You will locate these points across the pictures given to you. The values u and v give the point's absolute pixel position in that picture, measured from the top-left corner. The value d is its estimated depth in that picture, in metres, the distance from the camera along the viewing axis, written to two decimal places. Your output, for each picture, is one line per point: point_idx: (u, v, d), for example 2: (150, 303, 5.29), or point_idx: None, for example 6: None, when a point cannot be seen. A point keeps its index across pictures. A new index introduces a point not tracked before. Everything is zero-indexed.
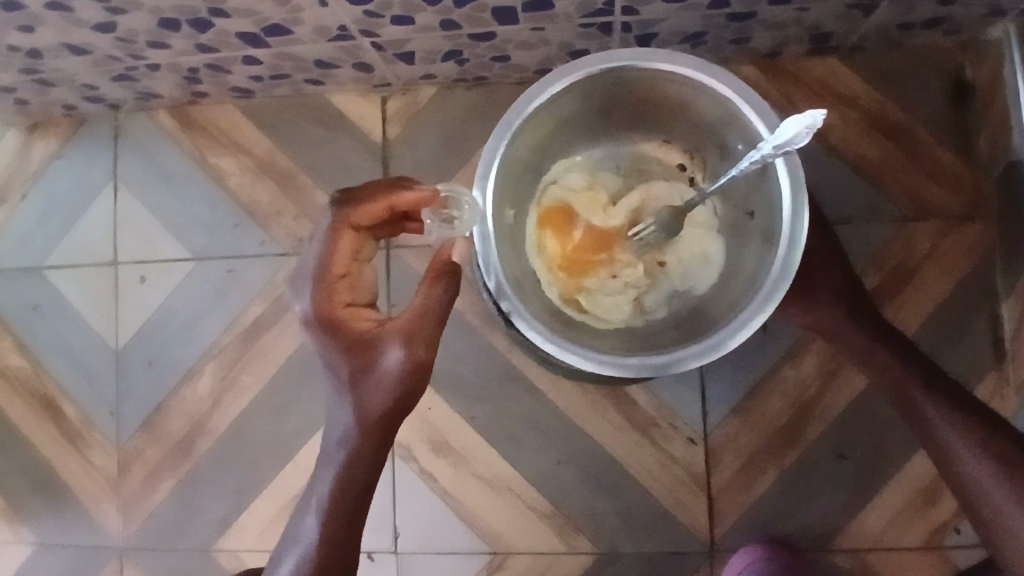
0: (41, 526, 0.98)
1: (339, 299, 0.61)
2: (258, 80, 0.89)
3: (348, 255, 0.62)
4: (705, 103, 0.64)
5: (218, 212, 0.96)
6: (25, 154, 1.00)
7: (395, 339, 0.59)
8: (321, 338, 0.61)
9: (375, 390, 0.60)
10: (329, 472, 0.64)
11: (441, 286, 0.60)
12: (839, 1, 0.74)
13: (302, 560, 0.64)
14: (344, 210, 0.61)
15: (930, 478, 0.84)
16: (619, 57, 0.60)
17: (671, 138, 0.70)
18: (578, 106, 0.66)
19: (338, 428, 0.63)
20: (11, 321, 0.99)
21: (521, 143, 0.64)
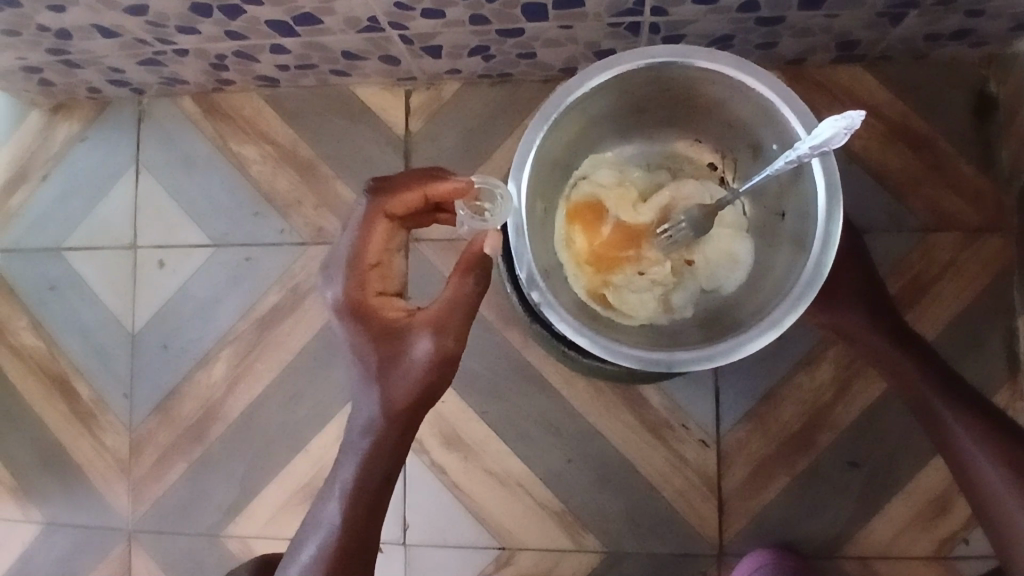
0: (50, 505, 0.98)
1: (370, 287, 0.62)
2: (284, 69, 0.90)
3: (383, 244, 0.63)
4: (741, 103, 0.63)
5: (239, 199, 0.96)
6: (48, 135, 1.01)
7: (424, 330, 0.60)
8: (350, 325, 0.61)
9: (403, 378, 0.61)
10: (353, 459, 0.64)
11: (472, 279, 0.60)
12: (868, 9, 0.74)
13: (323, 547, 0.63)
14: (380, 200, 0.62)
15: (942, 489, 0.84)
16: (659, 54, 0.60)
17: (702, 138, 0.71)
18: (613, 102, 0.66)
19: (363, 415, 0.63)
20: (27, 300, 1.00)
21: (555, 136, 0.64)
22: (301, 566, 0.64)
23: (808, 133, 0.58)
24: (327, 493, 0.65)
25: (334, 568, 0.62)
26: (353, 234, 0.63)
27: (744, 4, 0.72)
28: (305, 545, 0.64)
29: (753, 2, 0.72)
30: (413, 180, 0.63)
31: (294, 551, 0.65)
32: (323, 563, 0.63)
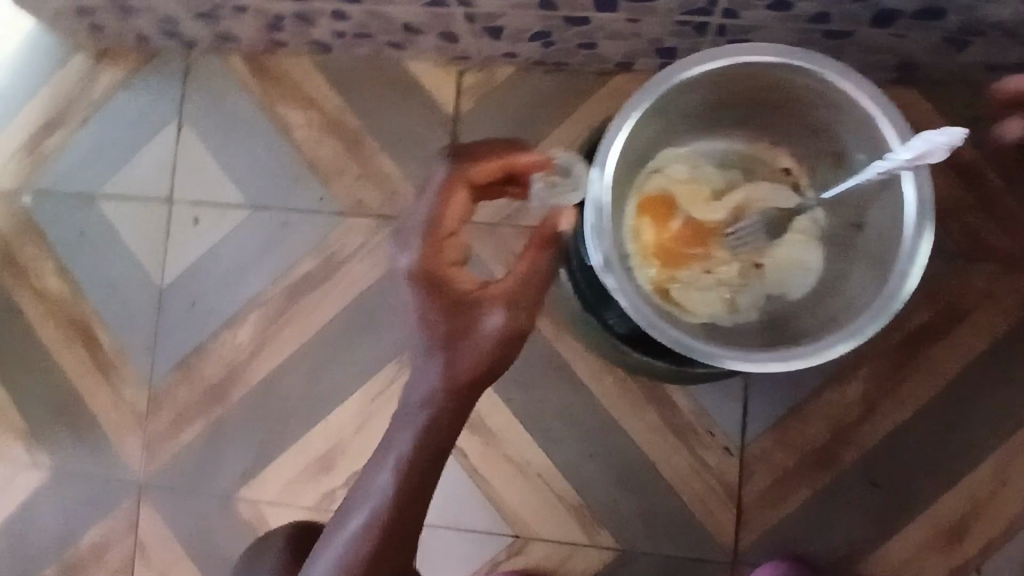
0: (61, 452, 0.98)
1: (444, 257, 0.55)
2: (341, 36, 0.89)
3: (461, 214, 0.56)
4: (832, 112, 0.64)
5: (280, 163, 0.96)
6: (91, 80, 1.00)
7: (498, 302, 0.55)
8: (418, 293, 0.54)
9: (469, 354, 0.54)
10: (409, 431, 0.56)
11: (546, 254, 0.57)
12: (940, 32, 0.74)
13: (373, 519, 0.57)
14: (461, 166, 0.56)
15: (958, 516, 0.84)
16: (760, 53, 0.60)
17: (781, 143, 0.72)
18: (697, 96, 0.66)
19: (418, 389, 0.56)
20: (55, 244, 0.99)
21: (643, 127, 0.64)
22: (348, 537, 0.58)
23: (902, 144, 0.57)
24: (377, 462, 0.58)
25: (384, 542, 0.57)
26: (429, 200, 0.56)
27: (817, 15, 0.72)
28: (352, 515, 0.59)
29: (826, 13, 0.72)
30: (493, 149, 0.59)
31: (338, 520, 0.60)
32: (371, 536, 0.57)
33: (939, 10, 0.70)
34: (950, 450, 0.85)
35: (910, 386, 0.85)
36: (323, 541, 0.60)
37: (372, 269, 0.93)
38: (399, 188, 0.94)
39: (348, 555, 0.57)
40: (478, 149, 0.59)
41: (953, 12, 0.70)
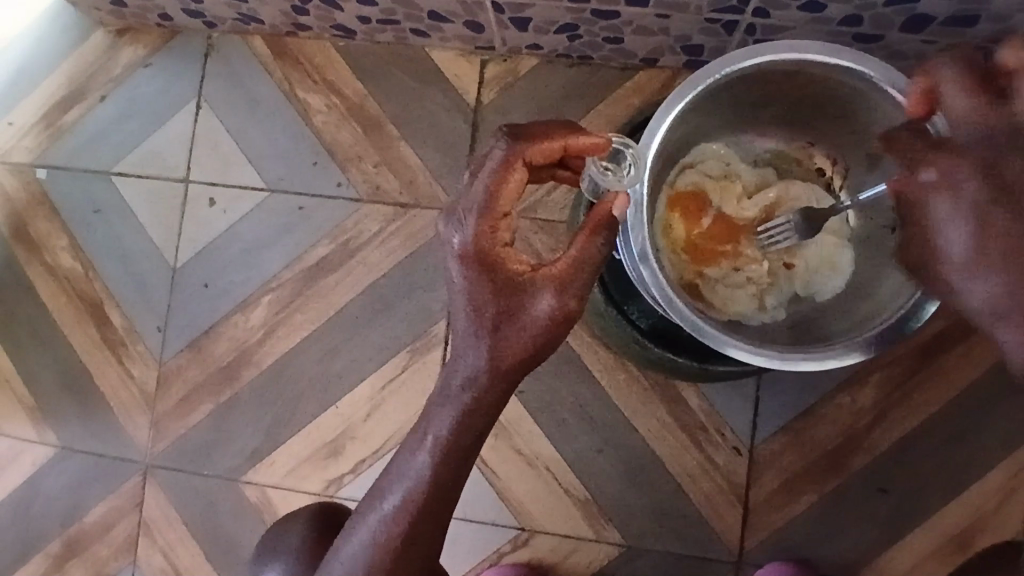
0: (67, 428, 0.97)
1: (498, 237, 0.53)
2: (366, 22, 0.89)
3: (517, 194, 0.53)
4: (873, 112, 0.64)
5: (299, 146, 0.95)
6: (110, 57, 0.99)
7: (549, 286, 0.53)
8: (470, 274, 0.53)
9: (517, 338, 0.53)
10: (450, 413, 0.56)
11: (602, 238, 0.54)
12: (970, 40, 0.74)
13: (408, 499, 0.58)
14: (519, 143, 0.52)
15: (964, 526, 0.84)
16: (807, 49, 0.60)
17: (816, 143, 0.73)
18: (737, 92, 0.66)
19: (460, 371, 0.55)
20: (70, 220, 0.98)
21: (682, 121, 0.64)
22: (382, 517, 0.59)
23: None
24: (414, 443, 0.58)
25: (417, 522, 0.59)
26: (484, 176, 0.52)
27: (848, 17, 0.72)
28: (386, 496, 0.60)
29: (857, 16, 0.71)
30: (550, 129, 0.55)
31: (372, 500, 0.61)
32: (406, 516, 0.59)
33: (971, 17, 0.69)
34: (960, 461, 0.84)
35: (923, 394, 0.85)
36: (356, 519, 0.61)
37: (387, 256, 0.93)
38: (418, 176, 0.93)
39: (383, 534, 0.59)
40: (533, 128, 0.55)
41: (984, 19, 0.69)
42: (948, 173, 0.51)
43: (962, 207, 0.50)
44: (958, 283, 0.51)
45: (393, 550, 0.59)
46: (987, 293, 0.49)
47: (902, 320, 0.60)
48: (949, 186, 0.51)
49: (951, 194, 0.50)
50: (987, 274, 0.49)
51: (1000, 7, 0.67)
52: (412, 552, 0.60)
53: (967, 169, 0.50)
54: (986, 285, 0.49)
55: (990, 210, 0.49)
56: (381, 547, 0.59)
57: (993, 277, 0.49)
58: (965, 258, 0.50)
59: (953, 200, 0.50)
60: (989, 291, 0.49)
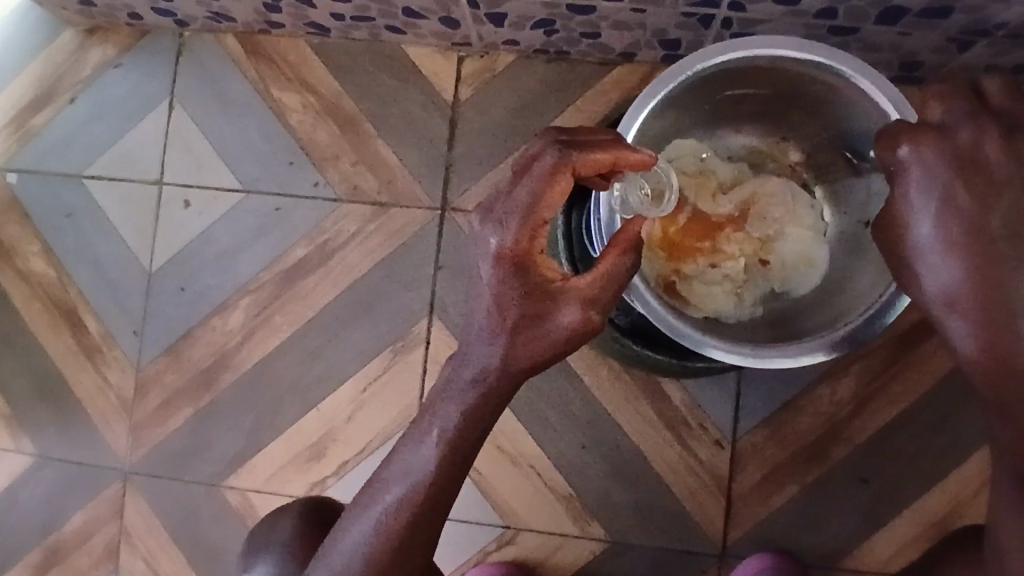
0: (43, 437, 0.96)
1: (537, 243, 0.51)
2: (340, 19, 0.87)
3: (559, 202, 0.51)
4: (842, 106, 0.64)
5: (275, 146, 0.94)
6: (79, 57, 0.97)
7: (576, 297, 0.53)
8: (500, 275, 0.52)
9: (536, 343, 0.53)
10: (457, 406, 0.55)
11: (634, 257, 0.54)
12: (944, 31, 0.74)
13: (411, 493, 0.57)
14: (571, 151, 0.50)
15: (944, 513, 0.85)
16: (778, 45, 0.60)
17: (790, 138, 0.74)
18: (711, 89, 0.66)
19: (471, 366, 0.54)
20: (42, 224, 0.96)
21: (656, 117, 0.64)
22: (384, 509, 0.57)
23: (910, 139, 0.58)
24: (419, 435, 0.57)
25: (418, 517, 0.57)
26: (530, 182, 0.50)
27: (824, 10, 0.71)
28: (389, 487, 0.58)
29: (833, 8, 0.71)
30: (600, 139, 0.52)
31: (372, 492, 0.58)
32: (407, 510, 0.57)
33: (945, 8, 0.69)
34: (940, 449, 0.85)
35: (902, 384, 0.85)
36: (356, 510, 0.59)
37: (366, 256, 0.92)
38: (396, 175, 0.92)
39: (383, 527, 0.57)
40: (583, 135, 0.53)
41: (959, 11, 0.69)
42: (928, 152, 0.52)
43: (926, 186, 0.53)
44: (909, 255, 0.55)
45: (393, 544, 0.57)
46: (943, 276, 0.53)
47: (876, 314, 0.61)
48: (918, 164, 0.53)
49: (920, 171, 0.53)
50: (936, 251, 0.53)
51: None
52: (409, 549, 0.58)
53: (945, 150, 0.52)
54: (938, 270, 0.53)
55: (945, 192, 0.52)
56: (380, 541, 0.57)
57: (947, 262, 0.53)
58: (921, 233, 0.54)
59: (921, 176, 0.53)
60: (939, 270, 0.53)
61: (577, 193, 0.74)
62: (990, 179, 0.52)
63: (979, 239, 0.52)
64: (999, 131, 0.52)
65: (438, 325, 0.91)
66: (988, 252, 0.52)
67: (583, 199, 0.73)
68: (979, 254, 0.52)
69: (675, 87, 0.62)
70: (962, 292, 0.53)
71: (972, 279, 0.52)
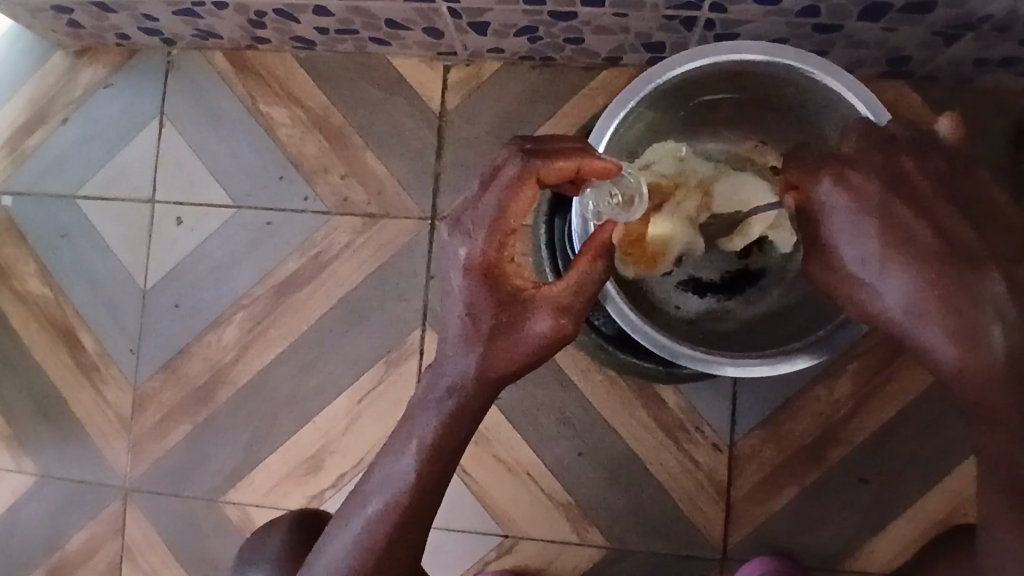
0: (44, 457, 0.96)
1: (506, 252, 0.52)
2: (324, 33, 0.88)
3: (526, 210, 0.51)
4: (818, 107, 0.64)
5: (265, 161, 0.94)
6: (71, 78, 0.98)
7: (547, 305, 0.52)
8: (471, 286, 0.52)
9: (510, 352, 0.52)
10: (434, 417, 0.55)
11: (605, 263, 0.53)
12: (929, 25, 0.73)
13: (392, 504, 0.56)
14: (535, 159, 0.50)
15: (946, 511, 0.84)
16: (749, 49, 0.60)
17: (769, 140, 0.74)
18: (683, 96, 0.67)
19: (447, 376, 0.54)
20: (38, 244, 0.97)
21: (631, 123, 0.64)
22: (367, 520, 0.57)
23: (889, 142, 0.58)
24: (398, 445, 0.56)
25: (400, 528, 0.56)
26: (496, 191, 0.50)
27: (806, 9, 0.71)
28: (370, 499, 0.57)
29: (814, 7, 0.70)
30: (566, 147, 0.52)
31: (354, 503, 0.58)
32: (388, 521, 0.56)
33: (928, 3, 0.69)
34: (940, 446, 0.84)
35: (900, 381, 0.84)
36: (340, 523, 0.59)
37: (358, 268, 0.92)
38: (385, 185, 0.92)
39: (364, 539, 0.57)
40: (549, 143, 0.53)
41: (941, 6, 0.69)
42: (850, 180, 0.52)
43: (859, 212, 0.52)
44: (857, 283, 0.53)
45: (376, 558, 0.57)
46: (896, 289, 0.52)
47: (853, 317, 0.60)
48: (843, 195, 0.52)
49: (845, 201, 0.52)
50: (884, 270, 0.52)
51: None
52: (395, 560, 0.57)
53: (867, 173, 0.52)
54: (890, 286, 0.52)
55: (875, 214, 0.51)
56: (362, 553, 0.57)
57: (895, 272, 0.51)
58: (864, 259, 0.52)
59: (849, 207, 0.52)
60: (891, 287, 0.52)
61: (558, 198, 0.74)
62: (918, 188, 0.51)
63: (926, 246, 0.51)
64: (911, 150, 0.52)
65: (431, 335, 0.91)
66: (938, 255, 0.50)
67: (564, 205, 0.74)
68: (927, 260, 0.51)
69: (648, 94, 0.62)
70: (922, 301, 0.51)
71: (929, 286, 0.51)
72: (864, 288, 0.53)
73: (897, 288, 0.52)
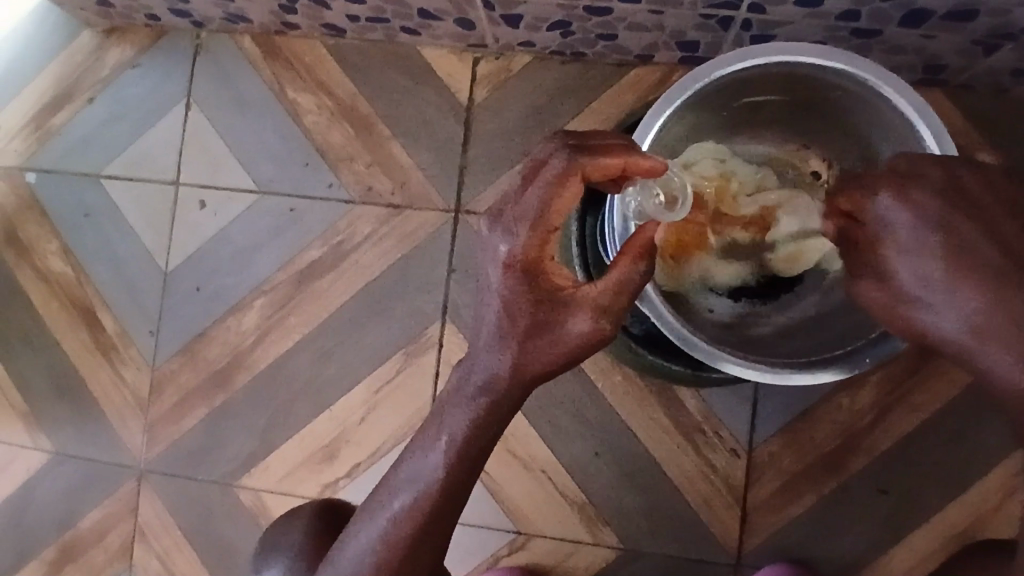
0: (60, 434, 0.97)
1: (547, 249, 0.51)
2: (355, 20, 0.87)
3: (571, 207, 0.51)
4: (865, 112, 0.64)
5: (291, 148, 0.94)
6: (98, 58, 0.98)
7: (587, 306, 0.51)
8: (511, 283, 0.51)
9: (545, 351, 0.52)
10: (465, 414, 0.55)
11: (647, 265, 0.52)
12: (969, 34, 0.72)
13: (419, 500, 0.56)
14: (581, 156, 0.50)
15: (965, 525, 0.83)
16: (802, 52, 0.59)
17: (810, 145, 0.73)
18: (727, 98, 0.66)
19: (480, 373, 0.54)
20: (61, 223, 0.97)
21: (676, 122, 0.64)
22: (392, 514, 0.57)
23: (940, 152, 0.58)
24: (427, 442, 0.56)
25: (426, 524, 0.56)
26: (540, 187, 0.50)
27: (845, 13, 0.70)
28: (396, 494, 0.57)
29: (854, 11, 0.69)
30: (612, 144, 0.52)
31: (380, 496, 0.58)
32: (414, 516, 0.56)
33: (970, 12, 0.67)
34: (961, 458, 0.83)
35: (923, 393, 0.84)
36: (364, 516, 0.59)
37: (380, 258, 0.92)
38: (410, 176, 0.92)
39: (390, 533, 0.57)
40: (594, 140, 0.52)
41: (984, 14, 0.67)
42: (912, 196, 0.52)
43: (921, 227, 0.52)
44: (914, 300, 0.53)
45: (400, 552, 0.57)
46: (962, 311, 0.52)
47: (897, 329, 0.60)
48: (905, 208, 0.52)
49: (907, 216, 0.52)
50: (948, 289, 0.52)
51: (1000, 2, 0.65)
52: (419, 555, 0.57)
53: (929, 189, 0.52)
54: (950, 305, 0.52)
55: (937, 228, 0.52)
56: (387, 546, 0.57)
57: (963, 292, 0.51)
58: (927, 278, 0.52)
59: (909, 221, 0.52)
60: (952, 306, 0.52)
61: (591, 197, 0.74)
62: (985, 208, 0.52)
63: (997, 266, 0.51)
64: (974, 169, 0.53)
65: (451, 328, 0.91)
66: (1007, 280, 0.51)
67: (597, 205, 0.74)
68: (998, 281, 0.51)
69: (695, 93, 0.62)
70: (987, 322, 0.51)
71: (1000, 309, 0.50)
72: (920, 307, 0.53)
73: (962, 310, 0.52)
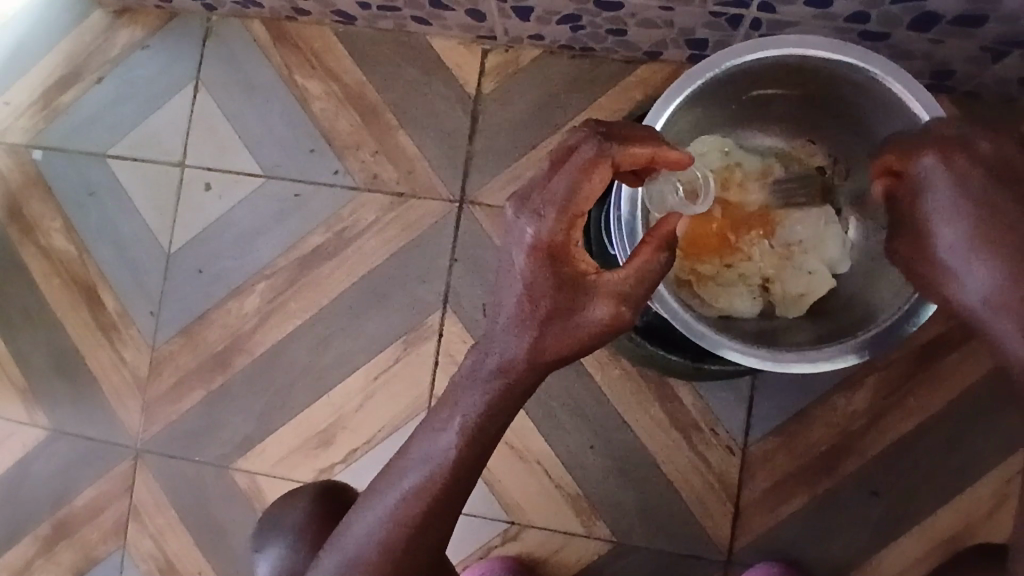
0: (57, 412, 0.97)
1: (573, 234, 0.51)
2: (366, 8, 0.88)
3: (596, 194, 0.52)
4: (872, 107, 0.64)
5: (298, 133, 0.94)
6: (109, 37, 0.98)
7: (607, 293, 0.52)
8: (534, 267, 0.51)
9: (564, 335, 0.52)
10: (479, 395, 0.55)
11: (668, 255, 0.53)
12: (977, 40, 0.72)
13: (424, 481, 0.57)
14: (610, 145, 0.51)
15: (956, 530, 0.83)
16: (812, 44, 0.60)
17: (817, 139, 0.74)
18: (738, 88, 0.67)
19: (496, 356, 0.54)
20: (65, 201, 0.98)
21: (686, 109, 0.64)
22: (398, 495, 0.57)
23: None
24: (435, 424, 0.57)
25: (433, 505, 0.57)
26: (568, 173, 0.51)
27: (855, 15, 0.70)
28: (405, 474, 0.58)
29: (864, 13, 0.70)
30: (639, 135, 0.53)
31: (388, 478, 0.59)
32: (421, 497, 0.57)
33: (979, 17, 0.68)
34: (956, 465, 0.84)
35: (918, 398, 0.84)
36: (370, 496, 0.59)
37: (381, 246, 0.92)
38: (416, 165, 0.92)
39: (397, 511, 0.57)
40: (622, 129, 0.53)
41: (992, 20, 0.68)
42: (955, 160, 0.54)
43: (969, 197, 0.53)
44: (944, 266, 0.55)
45: (405, 531, 0.57)
46: (985, 279, 0.53)
47: (898, 325, 0.61)
48: (946, 174, 0.54)
49: (946, 179, 0.54)
50: (971, 255, 0.53)
51: (1008, 9, 0.65)
52: (424, 535, 0.58)
53: (973, 157, 0.53)
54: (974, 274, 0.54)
55: (977, 200, 0.53)
56: (394, 524, 0.57)
57: (988, 262, 0.53)
58: (954, 241, 0.54)
59: (949, 186, 0.54)
60: (979, 274, 0.53)
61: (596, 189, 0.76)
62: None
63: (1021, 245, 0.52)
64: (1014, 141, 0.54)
65: (451, 317, 0.91)
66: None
67: (601, 195, 0.76)
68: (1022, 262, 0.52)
69: (706, 81, 0.62)
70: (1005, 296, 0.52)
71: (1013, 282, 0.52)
72: (949, 274, 0.55)
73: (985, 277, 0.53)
